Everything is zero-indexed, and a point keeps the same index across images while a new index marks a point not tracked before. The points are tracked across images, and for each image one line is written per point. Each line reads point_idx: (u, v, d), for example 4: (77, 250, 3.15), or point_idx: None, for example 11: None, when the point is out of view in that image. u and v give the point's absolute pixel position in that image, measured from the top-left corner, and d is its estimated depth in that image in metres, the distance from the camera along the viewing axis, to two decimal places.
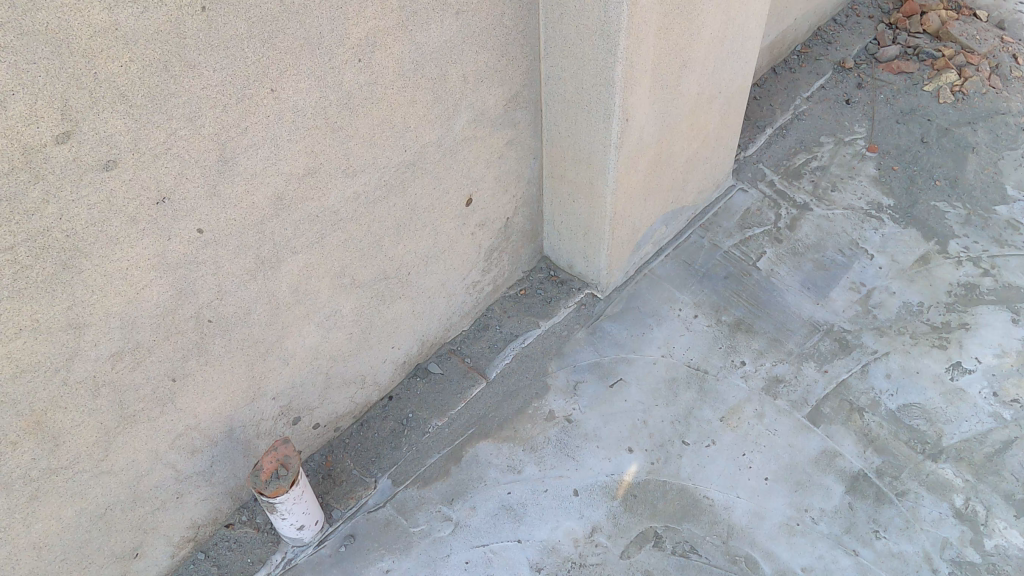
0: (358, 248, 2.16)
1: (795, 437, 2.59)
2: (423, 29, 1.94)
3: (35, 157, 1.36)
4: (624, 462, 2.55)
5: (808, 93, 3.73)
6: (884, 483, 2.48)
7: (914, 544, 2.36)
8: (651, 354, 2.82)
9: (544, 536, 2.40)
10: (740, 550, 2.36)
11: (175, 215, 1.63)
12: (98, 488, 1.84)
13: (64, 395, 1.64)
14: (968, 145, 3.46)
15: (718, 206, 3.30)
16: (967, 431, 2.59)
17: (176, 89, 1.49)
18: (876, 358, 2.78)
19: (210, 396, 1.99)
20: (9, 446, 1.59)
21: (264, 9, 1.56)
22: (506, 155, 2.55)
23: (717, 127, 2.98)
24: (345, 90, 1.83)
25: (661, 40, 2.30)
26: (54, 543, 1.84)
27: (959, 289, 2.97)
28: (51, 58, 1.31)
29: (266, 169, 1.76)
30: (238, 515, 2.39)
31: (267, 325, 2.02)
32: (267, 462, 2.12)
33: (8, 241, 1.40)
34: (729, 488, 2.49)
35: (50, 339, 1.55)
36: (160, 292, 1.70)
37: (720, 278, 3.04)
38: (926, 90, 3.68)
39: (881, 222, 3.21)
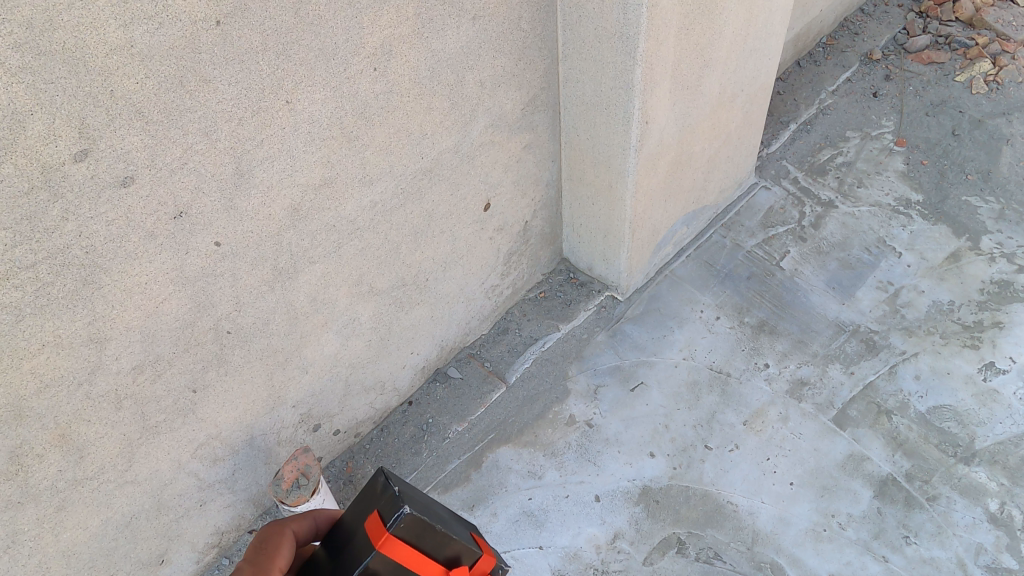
0: (376, 256, 2.17)
1: (820, 441, 2.54)
2: (440, 36, 1.94)
3: (53, 176, 1.38)
4: (646, 467, 2.53)
5: (833, 87, 3.66)
6: (914, 487, 2.42)
7: (946, 551, 2.30)
8: (672, 357, 2.79)
9: (565, 543, 2.39)
10: (765, 556, 2.32)
11: (192, 229, 1.65)
12: (123, 497, 1.88)
13: (88, 408, 1.68)
14: (1003, 137, 3.36)
15: (740, 204, 3.25)
16: (1002, 433, 2.52)
17: (192, 104, 1.50)
18: (905, 358, 2.72)
19: (232, 405, 2.02)
20: (35, 459, 1.63)
21: (279, 22, 1.56)
22: (523, 159, 2.54)
23: (739, 125, 2.93)
24: (361, 100, 1.83)
25: (682, 40, 2.27)
26: (82, 551, 1.88)
27: (992, 287, 2.89)
28: (68, 77, 1.31)
29: (282, 180, 1.77)
30: (261, 521, 2.42)
31: (288, 335, 2.05)
32: (288, 473, 2.18)
33: (29, 260, 1.42)
34: (754, 493, 2.45)
35: (73, 353, 1.59)
36: (179, 305, 1.72)
37: (743, 278, 3.00)
38: (958, 81, 3.59)
39: (910, 219, 3.13)
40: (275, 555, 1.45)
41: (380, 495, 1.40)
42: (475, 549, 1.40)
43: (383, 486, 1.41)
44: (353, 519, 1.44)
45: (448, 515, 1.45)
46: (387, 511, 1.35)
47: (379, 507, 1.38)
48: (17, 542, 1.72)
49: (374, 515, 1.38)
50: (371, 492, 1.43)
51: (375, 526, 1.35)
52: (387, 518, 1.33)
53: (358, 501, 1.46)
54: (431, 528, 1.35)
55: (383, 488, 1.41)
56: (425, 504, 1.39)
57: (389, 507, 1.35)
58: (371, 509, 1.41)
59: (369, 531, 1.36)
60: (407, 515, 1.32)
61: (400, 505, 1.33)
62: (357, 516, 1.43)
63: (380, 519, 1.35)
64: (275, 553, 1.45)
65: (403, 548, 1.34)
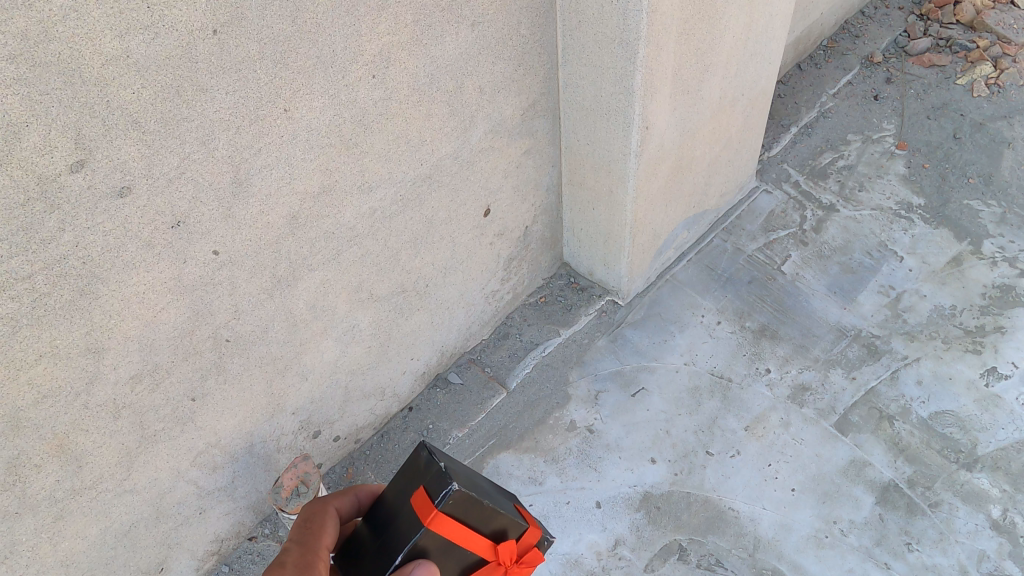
0: (375, 263, 2.17)
1: (822, 446, 2.53)
2: (438, 43, 1.93)
3: (49, 187, 1.38)
4: (647, 473, 2.52)
5: (834, 89, 3.65)
6: (917, 494, 2.41)
7: (948, 557, 2.29)
8: (673, 362, 2.78)
9: (566, 550, 2.38)
10: (766, 563, 2.31)
11: (189, 238, 1.64)
12: (122, 506, 1.88)
13: (86, 418, 1.67)
14: (1004, 140, 3.35)
15: (742, 208, 3.24)
16: (1004, 439, 2.50)
17: (188, 113, 1.50)
18: (906, 363, 2.71)
19: (231, 413, 2.02)
20: (33, 469, 1.63)
21: (277, 30, 1.56)
22: (523, 164, 2.54)
23: (740, 129, 2.92)
24: (360, 107, 1.83)
25: (682, 46, 2.26)
26: (80, 561, 1.88)
27: (995, 291, 2.88)
28: (64, 88, 1.31)
29: (281, 188, 1.77)
30: (261, 528, 2.41)
31: (287, 342, 2.05)
32: (288, 480, 2.15)
33: (26, 271, 1.42)
34: (755, 499, 2.44)
35: (71, 363, 1.58)
36: (177, 314, 1.72)
37: (744, 283, 2.99)
38: (960, 84, 3.58)
39: (911, 222, 3.12)
40: (322, 532, 1.37)
41: (424, 471, 1.44)
42: (517, 520, 1.47)
43: (427, 462, 1.44)
44: (397, 492, 1.47)
45: (489, 488, 1.51)
46: (435, 487, 1.38)
47: (425, 482, 1.41)
48: (15, 552, 1.72)
49: (420, 490, 1.41)
50: (415, 468, 1.46)
51: (422, 501, 1.39)
52: (435, 495, 1.37)
53: (401, 475, 1.49)
54: (477, 504, 1.39)
55: (427, 464, 1.44)
56: (469, 478, 1.44)
57: (436, 483, 1.39)
58: (415, 484, 1.44)
59: (416, 506, 1.39)
60: (455, 493, 1.36)
61: (447, 482, 1.37)
62: (402, 491, 1.46)
63: (428, 495, 1.39)
64: (322, 531, 1.37)
65: (451, 524, 1.38)
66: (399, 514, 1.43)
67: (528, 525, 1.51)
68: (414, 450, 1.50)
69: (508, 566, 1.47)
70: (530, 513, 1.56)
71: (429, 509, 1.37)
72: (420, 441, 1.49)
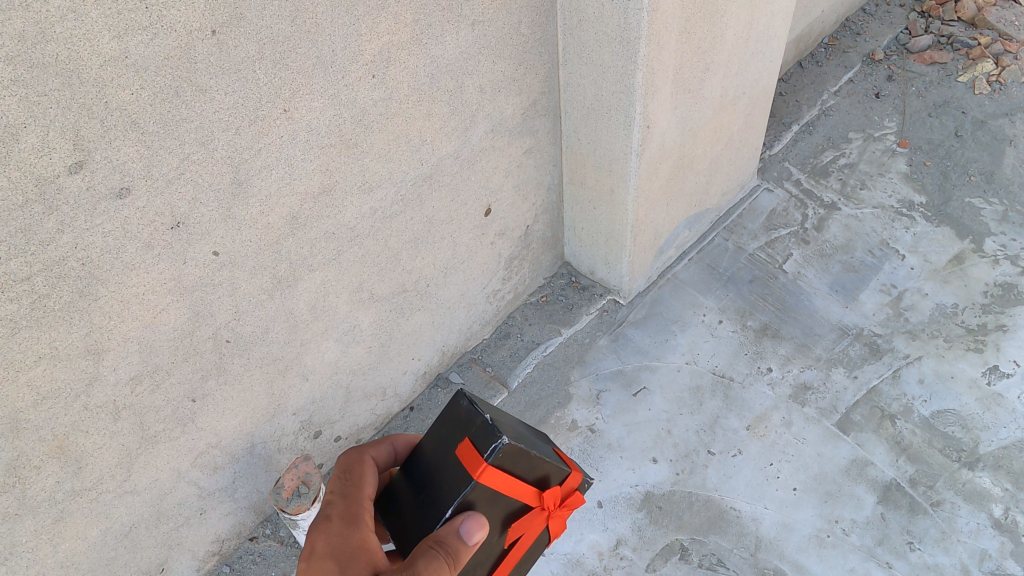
0: (376, 263, 2.16)
1: (824, 446, 2.53)
2: (438, 42, 1.92)
3: (48, 188, 1.37)
4: (649, 473, 2.52)
5: (835, 87, 3.64)
6: (918, 493, 2.40)
7: (950, 557, 2.28)
8: (675, 361, 2.78)
9: (567, 550, 2.38)
10: (768, 563, 2.31)
11: (189, 239, 1.64)
12: (122, 507, 1.88)
13: (86, 419, 1.67)
14: (1006, 138, 3.34)
15: (743, 207, 3.23)
16: (1006, 438, 2.50)
17: (188, 114, 1.49)
18: (908, 362, 2.70)
19: (232, 414, 2.01)
20: (33, 471, 1.63)
21: (276, 30, 1.55)
22: (524, 163, 2.53)
23: (741, 127, 2.92)
24: (360, 107, 1.83)
25: (683, 44, 2.26)
26: (81, 562, 1.88)
27: (996, 290, 2.87)
28: (62, 89, 1.30)
29: (281, 188, 1.76)
30: (262, 529, 2.43)
31: (287, 342, 2.04)
32: (289, 481, 2.16)
33: (25, 272, 1.42)
34: (757, 499, 2.43)
35: (69, 365, 1.58)
36: (176, 315, 1.72)
37: (746, 282, 2.98)
38: (961, 81, 3.57)
39: (913, 221, 3.11)
40: (363, 483, 1.47)
41: (467, 422, 1.47)
42: (558, 465, 1.55)
43: (470, 411, 1.48)
44: (437, 442, 1.51)
45: (528, 435, 1.56)
46: (484, 441, 1.42)
47: (472, 436, 1.45)
48: (15, 554, 1.72)
49: (465, 442, 1.45)
50: (455, 417, 1.50)
51: (470, 454, 1.43)
52: (484, 449, 1.42)
53: (441, 424, 1.53)
54: (524, 454, 1.44)
55: (469, 415, 1.48)
56: (513, 429, 1.49)
57: (484, 436, 1.43)
58: (459, 433, 1.48)
59: (464, 460, 1.43)
60: (506, 446, 1.41)
61: (497, 436, 1.41)
62: (445, 443, 1.49)
63: (476, 448, 1.43)
64: (362, 482, 1.47)
65: (499, 475, 1.43)
66: (444, 464, 1.47)
67: (567, 469, 1.59)
68: (452, 399, 1.53)
69: (548, 508, 1.56)
70: (567, 458, 1.65)
71: (480, 462, 1.41)
72: (457, 390, 1.53)
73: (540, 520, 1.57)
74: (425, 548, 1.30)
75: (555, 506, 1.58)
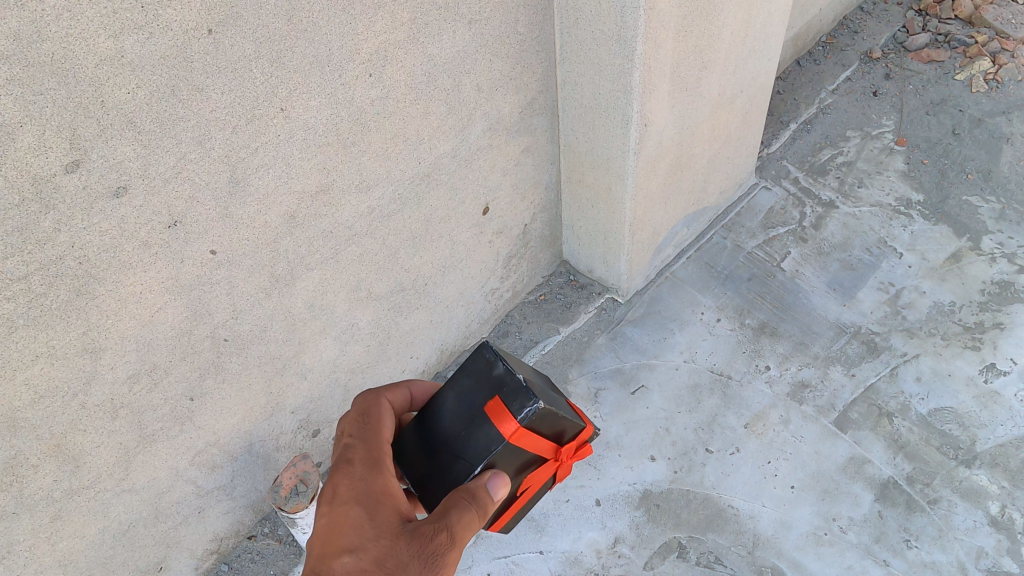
0: (373, 262, 2.16)
1: (822, 444, 2.53)
2: (435, 40, 1.92)
3: (44, 187, 1.37)
4: (647, 471, 2.52)
5: (833, 85, 3.65)
6: (916, 491, 2.41)
7: (947, 554, 2.28)
8: (673, 359, 2.78)
9: (566, 547, 2.39)
10: (766, 561, 2.31)
11: (187, 238, 1.64)
12: (120, 506, 1.88)
13: (83, 418, 1.67)
14: (1003, 136, 3.34)
15: (741, 205, 3.24)
16: (1003, 435, 2.50)
17: (185, 113, 1.49)
18: (906, 360, 2.70)
19: (230, 413, 2.02)
20: (31, 469, 1.63)
21: (272, 29, 1.55)
22: (522, 162, 2.53)
23: (739, 125, 2.92)
24: (357, 106, 1.82)
25: (680, 42, 2.26)
26: (79, 560, 1.89)
27: (994, 287, 2.88)
28: (58, 89, 1.30)
29: (278, 187, 1.76)
30: (260, 527, 2.44)
31: (285, 341, 2.04)
32: (287, 479, 2.16)
33: (21, 271, 1.41)
34: (755, 497, 2.44)
35: (67, 364, 1.58)
36: (174, 314, 1.72)
37: (744, 280, 2.98)
38: (958, 79, 3.57)
39: (910, 219, 3.11)
40: (381, 427, 1.51)
41: (499, 378, 1.55)
42: (577, 421, 1.64)
43: (500, 367, 1.56)
44: (463, 395, 1.58)
45: (551, 392, 1.66)
46: (518, 403, 1.50)
47: (505, 396, 1.52)
48: (13, 553, 1.72)
49: (496, 399, 1.53)
50: (486, 374, 1.57)
51: (503, 413, 1.51)
52: (517, 410, 1.50)
53: (466, 375, 1.60)
54: (554, 416, 1.54)
55: (499, 370, 1.56)
56: (542, 390, 1.57)
57: (517, 397, 1.51)
58: (489, 390, 1.55)
59: (495, 418, 1.51)
60: (540, 410, 1.49)
61: (533, 400, 1.49)
62: (474, 398, 1.56)
63: (508, 408, 1.51)
64: (381, 427, 1.51)
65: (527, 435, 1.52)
66: (470, 417, 1.55)
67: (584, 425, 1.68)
68: (479, 350, 1.60)
69: (563, 461, 1.67)
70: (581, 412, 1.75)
71: (512, 422, 1.49)
72: (485, 342, 1.60)
73: (552, 471, 1.69)
74: (454, 497, 1.39)
75: (568, 459, 1.68)
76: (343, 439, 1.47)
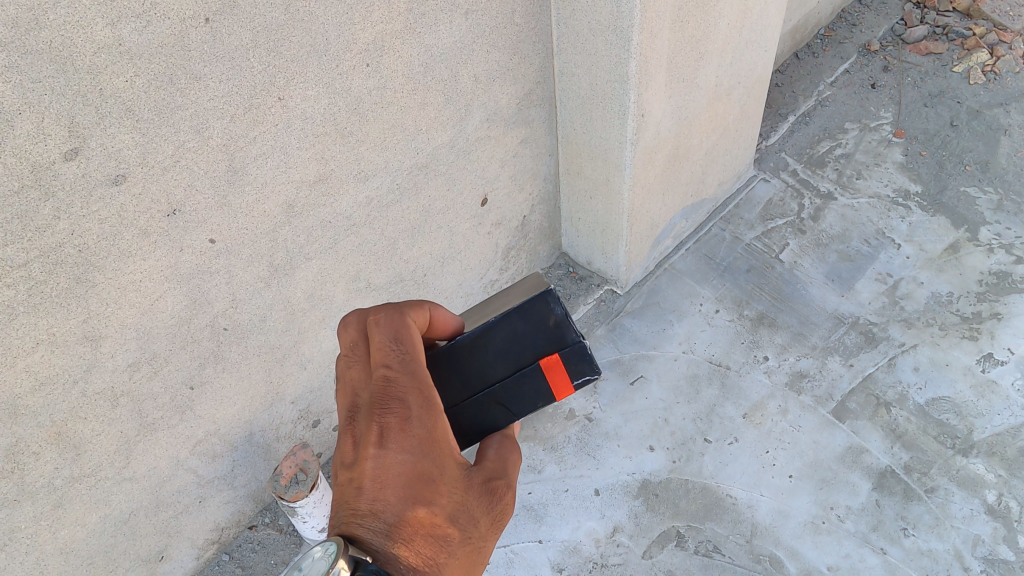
0: (373, 253, 2.17)
1: (820, 433, 2.54)
2: (432, 31, 1.92)
3: (43, 175, 1.37)
4: (646, 461, 2.53)
5: (831, 78, 3.65)
6: (913, 480, 2.42)
7: (944, 542, 2.30)
8: (672, 350, 2.79)
9: (565, 537, 2.40)
10: (764, 549, 2.33)
11: (186, 226, 1.64)
12: (121, 494, 1.89)
13: (84, 405, 1.68)
14: (1000, 127, 3.35)
15: (740, 197, 3.24)
16: (999, 424, 2.51)
17: (182, 101, 1.49)
18: (904, 350, 2.71)
19: (230, 402, 2.03)
20: (32, 456, 1.64)
21: (268, 18, 1.54)
22: (520, 154, 2.53)
23: (737, 117, 2.92)
24: (354, 96, 1.82)
25: (677, 32, 2.25)
26: (80, 548, 1.90)
27: (991, 278, 2.88)
28: (56, 76, 1.30)
29: (276, 177, 1.77)
30: (261, 517, 2.45)
31: (284, 331, 2.05)
32: (287, 469, 2.20)
33: (21, 259, 1.42)
34: (753, 487, 2.45)
35: (68, 351, 1.58)
36: (174, 302, 1.72)
37: (742, 271, 2.99)
38: (956, 71, 3.58)
39: (908, 210, 3.12)
40: (420, 357, 1.25)
41: (558, 332, 1.44)
42: None
43: (560, 322, 1.45)
44: (514, 337, 1.46)
45: None
46: (577, 367, 1.42)
47: (563, 356, 1.42)
48: (14, 540, 1.73)
49: (551, 353, 1.43)
50: (544, 323, 1.45)
51: (558, 373, 1.42)
52: (575, 373, 1.42)
53: (522, 316, 1.46)
54: None
55: (558, 325, 1.45)
56: None
57: (577, 360, 1.42)
58: (545, 343, 1.44)
59: (549, 376, 1.42)
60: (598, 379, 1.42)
61: (593, 369, 1.41)
62: (524, 345, 1.45)
63: (565, 368, 1.42)
64: (421, 357, 1.25)
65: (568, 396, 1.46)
66: (519, 364, 1.44)
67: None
68: (538, 296, 1.46)
69: None
70: None
71: (566, 384, 1.42)
72: (548, 289, 1.46)
73: None
74: (503, 444, 1.34)
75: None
76: (378, 369, 1.22)
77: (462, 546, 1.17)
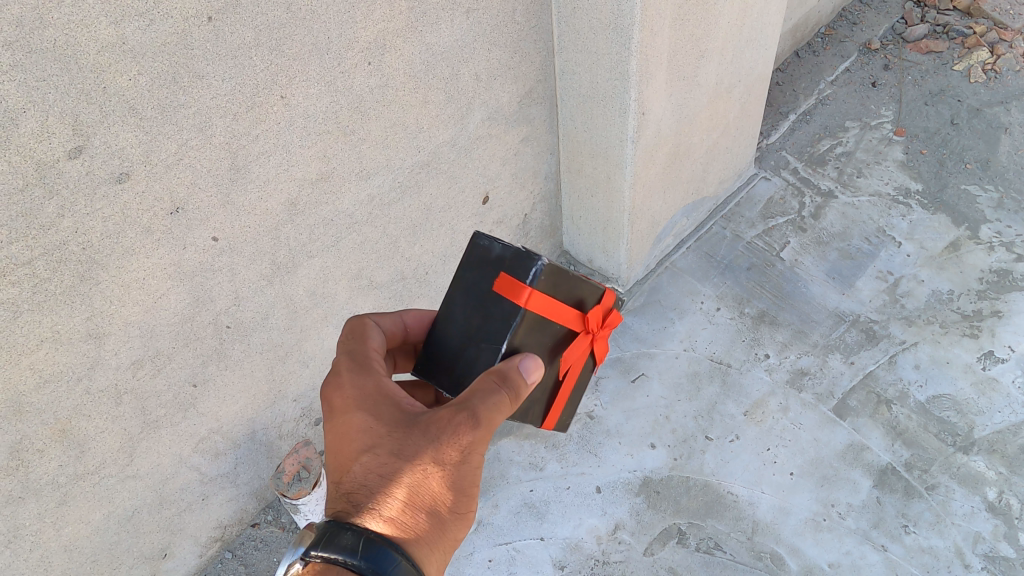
0: (375, 251, 2.18)
1: (821, 431, 2.55)
2: (434, 30, 1.93)
3: (47, 173, 1.38)
4: (647, 458, 2.54)
5: (832, 77, 3.66)
6: (913, 477, 2.42)
7: (945, 539, 2.30)
8: (673, 348, 2.80)
9: (567, 534, 2.41)
10: (765, 546, 2.33)
11: (189, 224, 1.65)
12: (125, 492, 1.90)
13: (88, 403, 1.68)
14: (1001, 126, 3.35)
15: (741, 195, 3.25)
16: (1000, 422, 2.52)
17: (185, 100, 1.49)
18: (904, 348, 2.72)
19: (232, 400, 2.03)
20: (36, 454, 1.64)
21: (271, 17, 1.55)
22: (521, 152, 2.54)
23: (737, 115, 2.92)
24: (356, 94, 1.83)
25: (677, 30, 2.25)
26: (84, 545, 1.90)
27: (992, 275, 2.89)
28: (60, 75, 1.30)
29: (278, 175, 1.77)
30: (263, 515, 2.46)
31: (287, 329, 2.05)
32: (290, 465, 2.19)
33: (26, 257, 1.42)
34: (754, 484, 2.45)
35: (72, 349, 1.59)
36: (177, 300, 1.73)
37: (743, 269, 2.99)
38: (957, 69, 3.58)
39: (909, 208, 3.12)
40: (365, 337, 1.35)
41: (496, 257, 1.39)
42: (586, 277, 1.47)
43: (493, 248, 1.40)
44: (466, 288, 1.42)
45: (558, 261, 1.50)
46: (522, 268, 1.35)
47: (507, 267, 1.37)
48: (19, 537, 1.73)
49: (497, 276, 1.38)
50: (481, 258, 1.41)
51: (511, 285, 1.36)
52: (525, 276, 1.35)
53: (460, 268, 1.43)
54: (563, 275, 1.40)
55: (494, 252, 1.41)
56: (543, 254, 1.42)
57: (521, 265, 1.36)
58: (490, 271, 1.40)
59: (504, 292, 1.36)
60: (546, 268, 1.35)
61: (535, 258, 1.35)
62: (474, 285, 1.41)
63: (514, 280, 1.35)
64: (364, 337, 1.35)
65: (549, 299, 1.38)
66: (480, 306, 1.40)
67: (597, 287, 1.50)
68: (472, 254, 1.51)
69: (595, 331, 1.51)
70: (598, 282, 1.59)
71: (524, 292, 1.34)
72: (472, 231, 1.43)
73: (589, 345, 1.53)
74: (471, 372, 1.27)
75: (598, 332, 1.52)
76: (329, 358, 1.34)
77: (430, 489, 1.18)
